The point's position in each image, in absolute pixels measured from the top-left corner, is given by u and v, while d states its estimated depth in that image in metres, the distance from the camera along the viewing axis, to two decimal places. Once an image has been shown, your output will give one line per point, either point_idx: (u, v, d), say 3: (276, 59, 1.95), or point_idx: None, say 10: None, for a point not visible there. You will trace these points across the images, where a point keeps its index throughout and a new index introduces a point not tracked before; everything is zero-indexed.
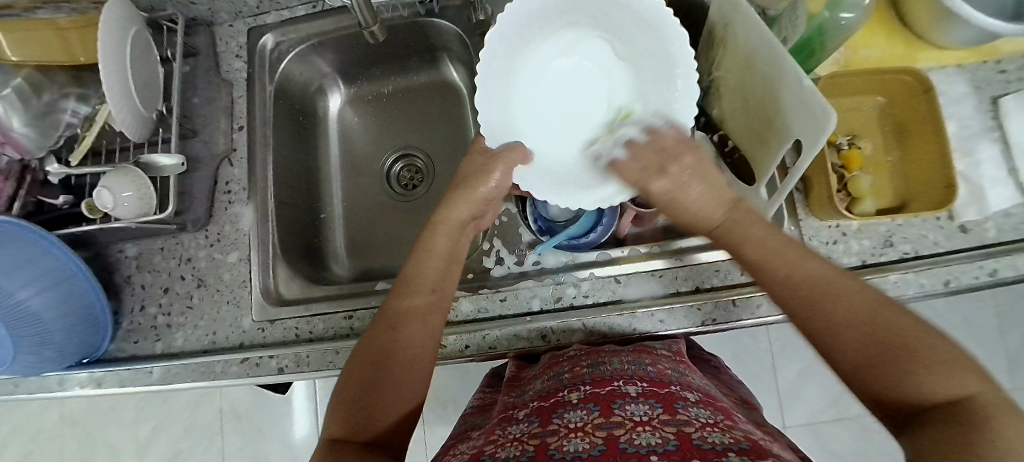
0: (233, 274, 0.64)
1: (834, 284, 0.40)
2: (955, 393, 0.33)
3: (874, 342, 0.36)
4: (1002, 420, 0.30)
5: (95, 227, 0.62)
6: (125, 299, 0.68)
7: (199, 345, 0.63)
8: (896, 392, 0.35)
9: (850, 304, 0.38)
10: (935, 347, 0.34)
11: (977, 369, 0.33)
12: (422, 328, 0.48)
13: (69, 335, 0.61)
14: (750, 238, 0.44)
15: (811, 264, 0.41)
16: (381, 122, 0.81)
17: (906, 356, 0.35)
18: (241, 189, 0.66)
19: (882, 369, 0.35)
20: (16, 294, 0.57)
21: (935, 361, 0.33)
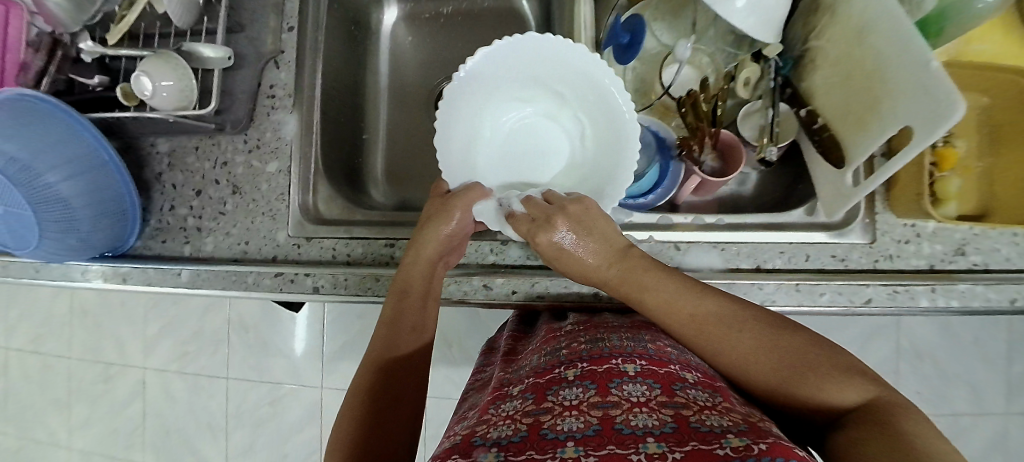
0: (271, 185, 0.61)
1: (729, 319, 0.44)
2: (860, 392, 0.38)
3: (783, 366, 0.40)
4: (902, 408, 0.35)
5: (129, 116, 0.57)
6: (155, 197, 0.65)
7: (230, 254, 0.61)
8: (817, 399, 0.39)
9: (752, 339, 0.42)
10: (823, 356, 0.40)
11: (858, 368, 0.39)
12: (420, 332, 0.50)
13: (94, 224, 0.58)
14: (647, 284, 0.46)
15: (709, 302, 0.45)
16: (434, 45, 0.75)
17: (812, 371, 0.39)
18: (286, 95, 0.62)
19: (800, 386, 0.39)
20: (44, 176, 0.54)
21: (828, 370, 0.39)
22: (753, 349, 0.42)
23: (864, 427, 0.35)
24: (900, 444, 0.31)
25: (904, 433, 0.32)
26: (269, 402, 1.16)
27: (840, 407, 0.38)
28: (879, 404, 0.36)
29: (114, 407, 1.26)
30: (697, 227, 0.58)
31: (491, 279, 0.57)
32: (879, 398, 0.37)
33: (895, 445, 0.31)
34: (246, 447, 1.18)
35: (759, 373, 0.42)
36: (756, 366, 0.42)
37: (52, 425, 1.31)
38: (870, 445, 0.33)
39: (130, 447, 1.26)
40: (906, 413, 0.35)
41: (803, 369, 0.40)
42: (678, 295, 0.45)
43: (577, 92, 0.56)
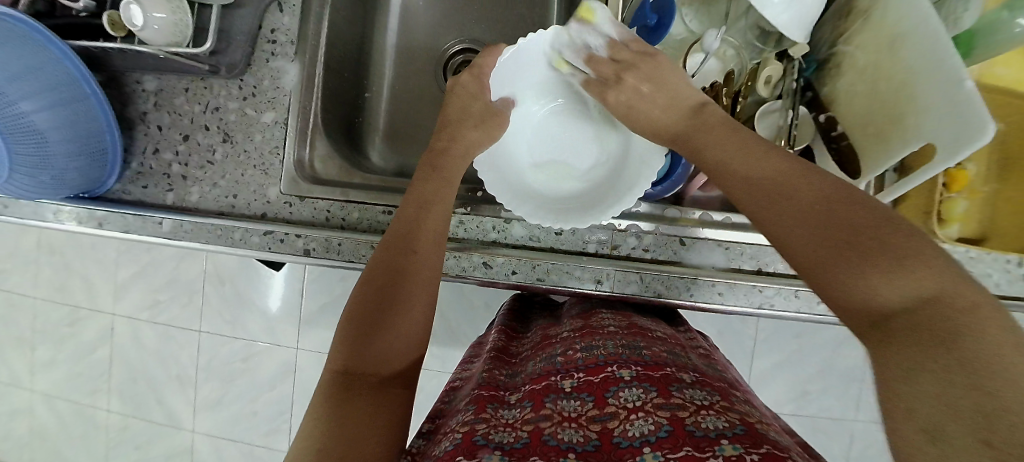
0: (265, 136, 0.57)
1: (793, 182, 0.35)
2: (915, 286, 0.28)
3: (830, 240, 0.32)
4: (973, 313, 0.26)
5: (113, 47, 0.53)
6: (138, 137, 0.60)
7: (216, 206, 0.58)
8: (861, 298, 0.30)
9: (792, 201, 0.34)
10: (884, 243, 0.30)
11: (939, 260, 0.29)
12: (433, 257, 0.47)
13: (70, 162, 0.54)
14: (714, 139, 0.41)
15: (771, 161, 0.37)
16: (445, 5, 0.71)
17: (875, 247, 0.30)
18: (288, 41, 0.58)
19: (843, 266, 0.31)
20: (14, 102, 0.49)
21: (884, 254, 0.30)
22: (790, 216, 0.34)
23: (913, 331, 0.28)
24: (960, 369, 0.25)
25: (982, 361, 0.25)
26: (242, 357, 1.14)
27: (882, 304, 0.29)
28: (941, 304, 0.27)
29: (78, 351, 1.22)
30: (702, 223, 0.55)
31: (493, 256, 0.55)
32: (953, 289, 0.28)
33: (960, 370, 0.25)
34: (216, 402, 1.15)
35: (793, 241, 0.33)
36: (800, 236, 0.33)
37: (11, 362, 1.26)
38: (918, 371, 0.27)
39: (94, 393, 1.22)
40: (975, 322, 0.26)
41: (864, 252, 0.30)
42: (737, 154, 0.39)
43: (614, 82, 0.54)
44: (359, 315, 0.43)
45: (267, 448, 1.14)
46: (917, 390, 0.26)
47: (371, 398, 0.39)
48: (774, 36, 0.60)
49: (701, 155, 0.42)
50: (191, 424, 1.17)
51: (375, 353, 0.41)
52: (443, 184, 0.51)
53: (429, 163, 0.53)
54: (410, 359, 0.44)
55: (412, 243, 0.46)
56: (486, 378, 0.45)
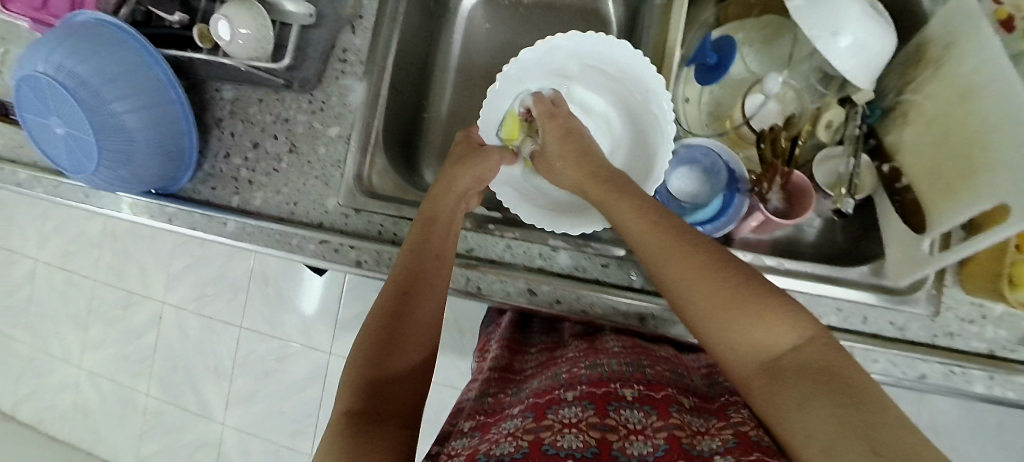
0: (329, 149, 0.60)
1: (695, 245, 0.45)
2: (798, 337, 0.39)
3: (723, 293, 0.41)
4: (840, 356, 0.37)
5: (202, 58, 0.56)
6: (211, 142, 0.64)
7: (277, 212, 0.61)
8: (753, 346, 0.39)
9: (693, 266, 0.43)
10: (765, 298, 0.40)
11: (797, 313, 0.40)
12: (434, 300, 0.50)
13: (146, 161, 0.56)
14: (629, 200, 0.50)
15: (671, 223, 0.47)
16: (507, 34, 0.73)
17: (762, 307, 0.40)
18: (358, 61, 0.61)
19: (737, 320, 0.40)
20: (111, 105, 0.54)
21: (767, 312, 0.40)
22: (695, 282, 0.43)
23: (802, 374, 0.36)
24: (840, 393, 0.34)
25: (855, 389, 0.34)
26: (277, 356, 1.17)
27: (772, 350, 0.39)
28: (817, 352, 0.37)
29: (127, 335, 1.28)
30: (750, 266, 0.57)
31: (538, 283, 0.56)
32: (821, 338, 0.38)
33: (841, 397, 0.33)
34: (248, 396, 1.19)
35: (697, 300, 0.42)
36: (697, 290, 0.43)
37: (66, 339, 1.34)
38: (807, 402, 0.34)
39: (137, 375, 1.28)
40: (843, 362, 0.36)
41: (745, 306, 0.40)
42: (643, 221, 0.48)
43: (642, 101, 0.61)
44: (364, 359, 0.45)
45: (291, 446, 1.16)
46: (810, 416, 0.33)
47: (380, 431, 0.40)
48: (836, 80, 0.61)
49: (615, 212, 0.51)
50: (222, 415, 1.21)
51: (379, 389, 0.43)
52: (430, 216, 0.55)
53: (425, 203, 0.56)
54: (417, 387, 0.46)
55: (414, 277, 0.50)
56: (489, 403, 0.47)
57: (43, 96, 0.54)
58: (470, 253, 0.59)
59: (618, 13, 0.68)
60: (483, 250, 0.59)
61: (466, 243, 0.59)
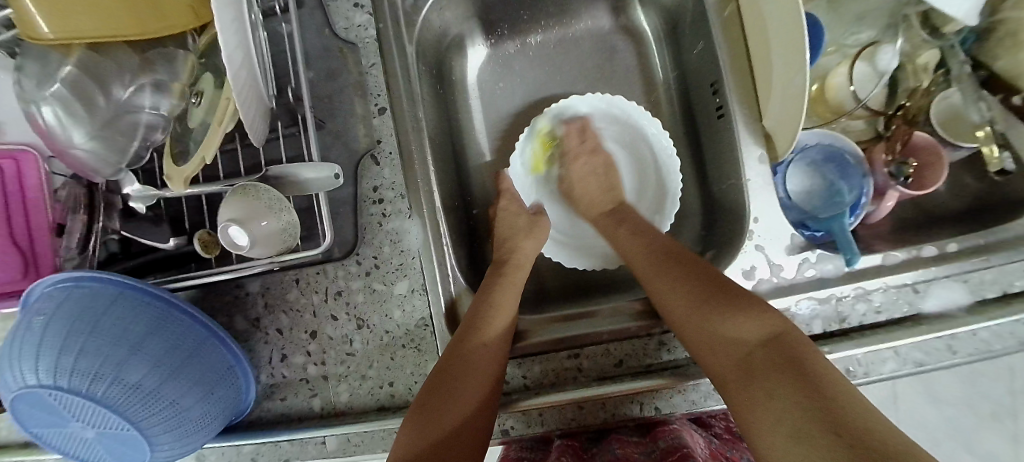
0: (405, 309, 0.50)
1: (676, 255, 0.49)
2: (765, 330, 0.39)
3: (702, 295, 0.44)
4: (800, 343, 0.38)
5: (226, 275, 0.46)
6: (259, 347, 0.52)
7: (371, 401, 0.50)
8: (718, 336, 0.41)
9: (677, 279, 0.46)
10: (742, 298, 0.42)
11: (770, 310, 0.41)
12: (489, 372, 0.45)
13: (205, 419, 0.44)
14: (628, 226, 0.54)
15: (654, 242, 0.51)
16: (528, 86, 0.64)
17: (739, 305, 0.42)
18: (398, 195, 0.50)
19: (714, 316, 0.42)
20: (132, 380, 0.39)
21: (739, 307, 0.41)
22: (677, 290, 0.45)
23: (771, 365, 0.37)
24: (807, 382, 0.34)
25: (814, 380, 0.34)
26: None
27: (742, 344, 0.40)
28: (782, 341, 0.38)
29: None
30: (929, 261, 0.47)
31: None
32: (782, 327, 0.39)
33: (802, 389, 0.34)
34: None
35: (676, 302, 0.45)
36: (679, 296, 0.45)
37: None
38: (775, 398, 0.35)
39: None
40: (805, 350, 0.37)
41: (720, 302, 0.42)
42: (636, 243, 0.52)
43: (716, 116, 0.53)
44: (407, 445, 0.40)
45: None
46: (783, 408, 0.34)
47: None
48: None
49: (615, 239, 0.55)
50: None
51: None
52: (490, 307, 0.49)
53: (494, 275, 0.53)
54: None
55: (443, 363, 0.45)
56: None
57: (49, 407, 0.39)
58: (621, 366, 0.47)
59: (652, 22, 0.61)
60: (636, 358, 0.47)
61: (612, 356, 0.47)
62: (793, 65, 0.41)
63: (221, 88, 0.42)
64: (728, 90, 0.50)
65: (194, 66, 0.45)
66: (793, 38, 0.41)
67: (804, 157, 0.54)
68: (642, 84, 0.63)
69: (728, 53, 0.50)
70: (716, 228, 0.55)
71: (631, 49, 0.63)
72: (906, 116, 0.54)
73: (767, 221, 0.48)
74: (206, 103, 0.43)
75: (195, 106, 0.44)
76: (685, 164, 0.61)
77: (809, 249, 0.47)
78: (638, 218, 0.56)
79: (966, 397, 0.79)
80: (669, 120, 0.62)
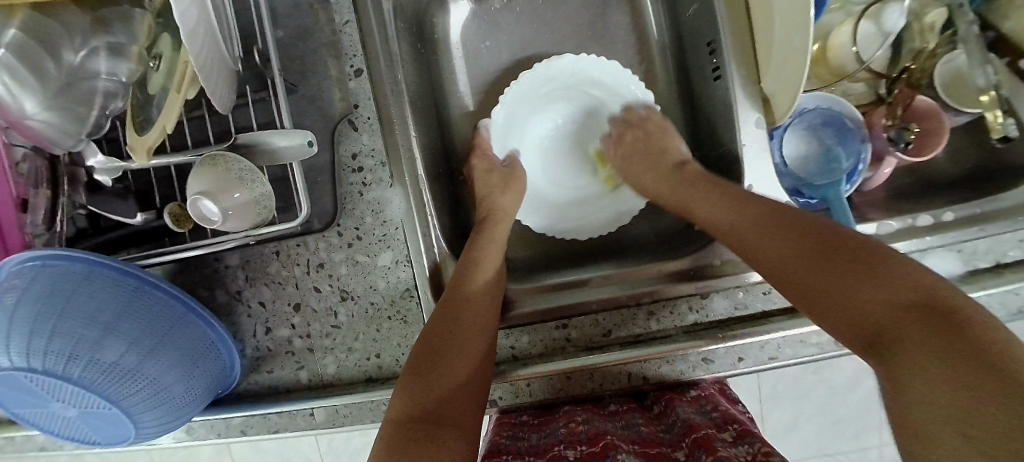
0: (390, 281, 0.49)
1: (780, 211, 0.41)
2: (908, 291, 0.31)
3: (814, 259, 0.36)
4: (958, 301, 0.29)
5: (200, 249, 0.44)
6: (242, 321, 0.51)
7: (358, 372, 0.50)
8: (843, 300, 0.34)
9: (784, 244, 0.38)
10: (868, 251, 0.34)
11: (914, 264, 0.32)
12: (476, 337, 0.43)
13: (190, 395, 0.44)
14: (697, 189, 0.47)
15: (731, 209, 0.43)
16: (515, 45, 0.60)
17: (880, 267, 0.33)
18: (378, 164, 0.48)
19: (838, 277, 0.34)
20: (110, 361, 0.39)
21: (873, 266, 0.33)
22: (786, 258, 0.38)
23: (919, 338, 0.29)
24: (967, 348, 0.26)
25: (980, 345, 0.26)
26: None
27: (881, 305, 0.31)
28: (934, 307, 0.29)
29: None
30: (923, 231, 0.46)
31: (712, 349, 0.44)
32: (927, 285, 0.31)
33: (971, 364, 0.25)
34: None
35: (784, 266, 0.38)
36: (788, 261, 0.38)
37: None
38: (931, 376, 0.27)
39: None
40: (970, 312, 0.28)
41: (841, 260, 0.35)
42: (720, 204, 0.44)
43: (713, 78, 0.51)
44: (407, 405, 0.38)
45: None
46: (934, 383, 0.26)
47: None
48: None
49: (689, 197, 0.47)
50: None
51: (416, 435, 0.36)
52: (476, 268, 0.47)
53: (475, 237, 0.51)
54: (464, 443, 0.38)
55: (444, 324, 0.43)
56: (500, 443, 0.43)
57: (28, 389, 0.39)
58: (610, 336, 0.47)
59: None
60: (624, 328, 0.47)
61: (600, 326, 0.47)
62: (797, 22, 0.39)
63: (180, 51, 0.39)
64: (725, 50, 0.47)
65: (152, 26, 0.41)
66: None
67: (802, 122, 0.52)
68: (635, 42, 0.60)
69: (726, 9, 0.47)
70: None
71: (623, 4, 0.59)
72: (908, 80, 0.51)
73: (761, 188, 0.46)
74: (165, 67, 0.40)
75: (155, 70, 0.41)
76: (679, 129, 0.59)
77: None
78: (711, 177, 0.48)
79: None
80: (663, 82, 0.59)
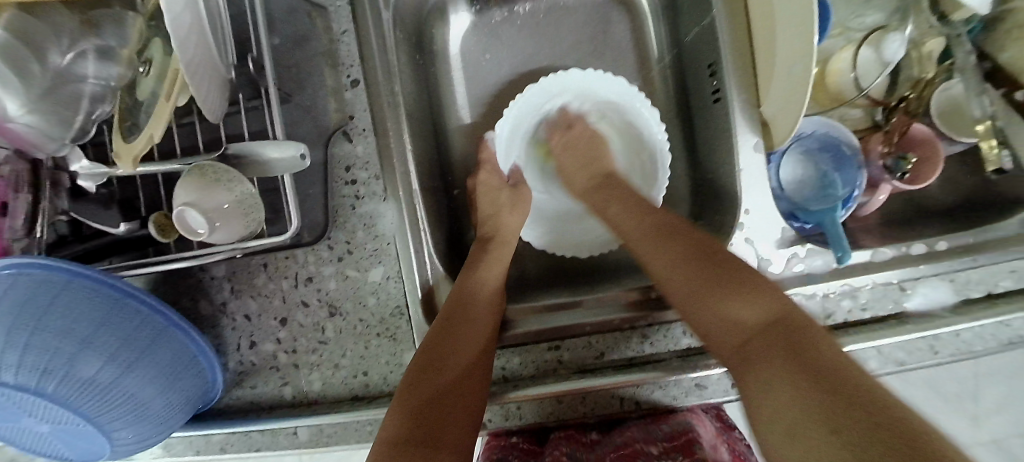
0: (380, 297, 0.48)
1: (682, 229, 0.45)
2: (766, 313, 0.37)
3: (699, 275, 0.41)
4: (805, 327, 0.34)
5: (184, 261, 0.43)
6: (226, 334, 0.49)
7: (344, 390, 0.48)
8: (720, 318, 0.38)
9: (676, 254, 0.43)
10: (747, 277, 0.39)
11: (778, 295, 0.38)
12: (475, 341, 0.43)
13: (167, 409, 0.42)
14: (613, 197, 0.51)
15: (645, 220, 0.47)
16: (515, 59, 0.60)
17: (738, 293, 0.39)
18: (372, 177, 0.47)
19: (716, 295, 0.39)
20: (85, 375, 0.37)
21: (746, 290, 0.38)
22: (681, 274, 0.42)
23: (771, 354, 0.34)
24: (809, 369, 0.31)
25: (822, 362, 0.31)
26: None
27: (743, 327, 0.37)
28: (787, 325, 0.35)
29: None
30: (917, 260, 0.46)
31: (707, 376, 0.44)
32: (781, 315, 0.36)
33: (806, 376, 0.31)
34: None
35: (672, 286, 0.42)
36: (672, 276, 0.42)
37: None
38: (781, 381, 0.32)
39: None
40: (813, 336, 0.34)
41: (713, 282, 0.40)
42: (630, 216, 0.48)
43: (712, 100, 0.51)
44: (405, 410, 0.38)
45: None
46: (785, 393, 0.31)
47: None
48: None
49: (610, 217, 0.50)
50: None
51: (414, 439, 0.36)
52: (473, 283, 0.47)
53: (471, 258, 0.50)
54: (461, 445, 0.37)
55: (446, 328, 0.43)
56: None
57: None
58: (603, 359, 0.46)
59: None
60: (618, 351, 0.46)
61: (594, 348, 0.46)
62: (800, 48, 0.39)
63: (171, 57, 0.38)
64: (725, 73, 0.47)
65: (144, 31, 0.40)
66: (801, 18, 0.39)
67: (799, 147, 0.53)
68: (635, 61, 0.60)
69: (726, 32, 0.47)
70: (706, 217, 0.53)
71: (624, 22, 0.59)
72: (906, 110, 0.51)
73: (758, 213, 0.46)
74: (155, 73, 0.39)
75: (145, 76, 0.40)
76: (677, 148, 0.59)
77: (798, 243, 0.46)
78: (633, 192, 0.51)
79: (940, 387, 0.79)
80: (662, 101, 0.59)
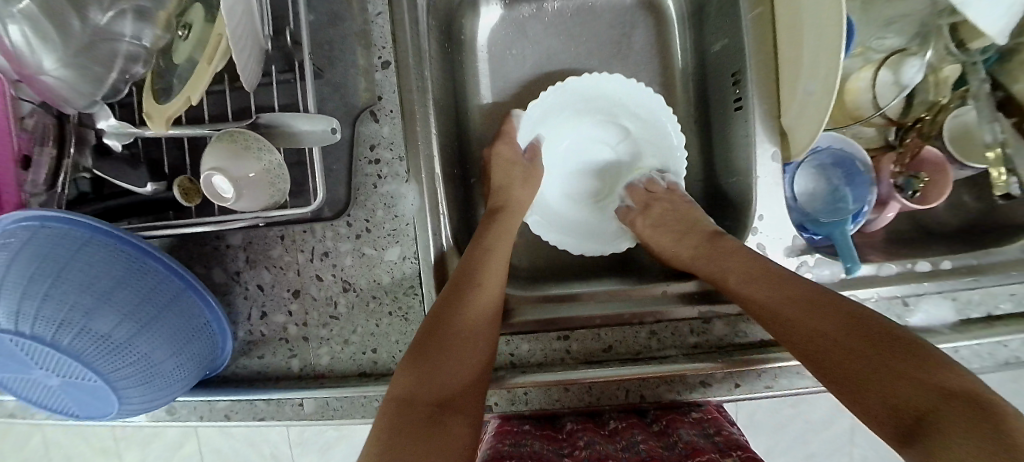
0: (394, 276, 0.48)
1: (768, 264, 0.44)
2: (876, 336, 0.37)
3: (808, 304, 0.41)
4: (927, 352, 0.35)
5: (204, 227, 0.44)
6: (237, 303, 0.50)
7: (353, 366, 0.49)
8: (840, 346, 0.38)
9: (774, 289, 0.42)
10: (847, 305, 0.40)
11: (881, 320, 0.39)
12: (479, 313, 0.43)
13: (178, 371, 0.43)
14: (703, 239, 0.50)
15: (733, 261, 0.46)
16: (541, 54, 0.60)
17: (844, 324, 0.39)
18: (395, 157, 0.48)
19: (828, 324, 0.39)
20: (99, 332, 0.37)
21: (851, 319, 0.39)
22: (785, 303, 0.41)
23: (907, 368, 0.35)
24: (950, 392, 0.32)
25: (952, 384, 0.33)
26: None
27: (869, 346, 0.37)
28: (912, 347, 0.36)
29: None
30: (920, 276, 0.47)
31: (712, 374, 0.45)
32: (899, 335, 0.37)
33: (958, 399, 0.31)
34: None
35: (786, 315, 0.41)
36: (781, 309, 0.41)
37: None
38: (927, 404, 0.32)
39: None
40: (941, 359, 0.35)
41: (832, 311, 0.40)
42: (718, 256, 0.47)
43: (733, 107, 0.52)
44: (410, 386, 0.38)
45: None
46: (935, 421, 0.32)
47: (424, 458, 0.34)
48: None
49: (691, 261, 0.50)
50: None
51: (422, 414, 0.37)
52: (483, 261, 0.47)
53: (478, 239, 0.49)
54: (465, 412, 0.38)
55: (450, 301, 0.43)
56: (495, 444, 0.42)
57: (10, 352, 0.37)
58: (609, 352, 0.47)
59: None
60: (625, 345, 0.47)
61: (601, 341, 0.47)
62: (824, 61, 0.40)
63: (211, 23, 0.39)
64: (748, 82, 0.48)
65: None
66: (828, 35, 0.40)
67: (814, 160, 0.53)
68: (659, 64, 0.61)
69: (753, 42, 0.48)
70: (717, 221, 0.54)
71: (650, 25, 0.60)
72: (920, 130, 0.53)
73: (770, 220, 0.47)
74: (194, 38, 0.39)
75: (183, 40, 0.40)
76: (693, 154, 0.60)
77: (808, 252, 0.47)
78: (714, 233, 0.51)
79: None
80: (682, 106, 0.60)
